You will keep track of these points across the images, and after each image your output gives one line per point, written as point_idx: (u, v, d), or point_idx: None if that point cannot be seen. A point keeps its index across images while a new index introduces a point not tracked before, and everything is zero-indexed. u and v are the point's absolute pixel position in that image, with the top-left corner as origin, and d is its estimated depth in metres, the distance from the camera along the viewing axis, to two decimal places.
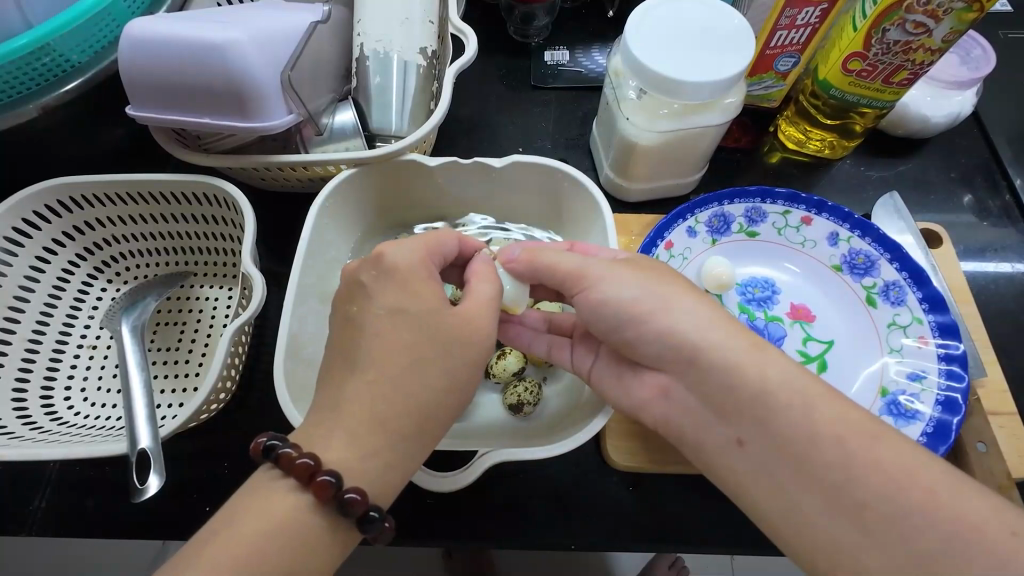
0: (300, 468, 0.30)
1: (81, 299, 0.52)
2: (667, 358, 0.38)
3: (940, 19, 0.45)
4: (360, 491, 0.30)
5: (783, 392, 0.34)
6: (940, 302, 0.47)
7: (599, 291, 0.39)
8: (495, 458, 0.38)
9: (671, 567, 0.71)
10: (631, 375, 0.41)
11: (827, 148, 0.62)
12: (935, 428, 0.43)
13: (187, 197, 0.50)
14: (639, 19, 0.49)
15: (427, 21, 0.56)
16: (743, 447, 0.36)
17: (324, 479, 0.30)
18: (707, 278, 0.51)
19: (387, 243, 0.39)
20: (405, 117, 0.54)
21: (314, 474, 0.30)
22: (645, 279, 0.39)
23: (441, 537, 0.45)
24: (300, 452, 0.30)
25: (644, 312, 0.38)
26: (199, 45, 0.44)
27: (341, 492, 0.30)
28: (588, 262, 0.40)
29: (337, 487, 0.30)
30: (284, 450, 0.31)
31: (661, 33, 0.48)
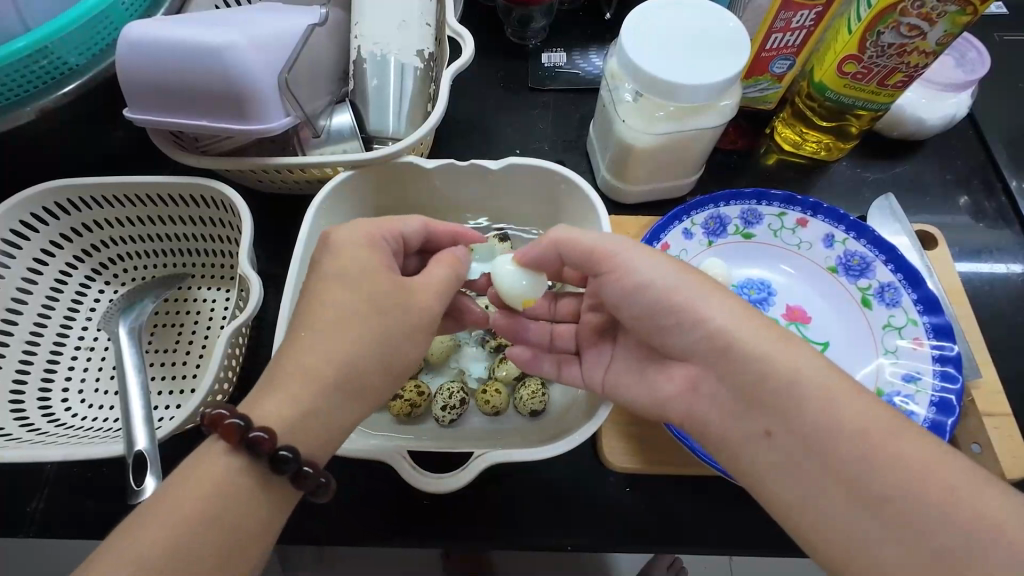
0: (229, 428, 0.30)
1: (79, 301, 0.52)
2: (698, 348, 0.38)
3: (934, 22, 0.45)
4: (292, 448, 0.31)
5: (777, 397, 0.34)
6: (935, 303, 0.48)
7: (629, 273, 0.40)
8: (491, 460, 0.38)
9: (671, 568, 0.72)
10: (655, 366, 0.42)
11: (823, 150, 0.62)
12: (931, 428, 0.44)
13: (184, 199, 0.50)
14: (641, 15, 0.49)
15: (425, 24, 0.56)
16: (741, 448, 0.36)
17: (254, 436, 0.30)
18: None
19: (334, 226, 0.40)
20: (403, 119, 0.54)
21: (222, 419, 0.31)
22: (683, 271, 0.39)
23: (440, 538, 0.45)
24: (227, 412, 0.31)
25: (679, 296, 0.38)
26: (197, 49, 0.44)
27: (274, 450, 0.31)
28: (606, 240, 0.41)
29: (270, 444, 0.31)
30: (210, 410, 0.31)
31: (659, 32, 0.48)
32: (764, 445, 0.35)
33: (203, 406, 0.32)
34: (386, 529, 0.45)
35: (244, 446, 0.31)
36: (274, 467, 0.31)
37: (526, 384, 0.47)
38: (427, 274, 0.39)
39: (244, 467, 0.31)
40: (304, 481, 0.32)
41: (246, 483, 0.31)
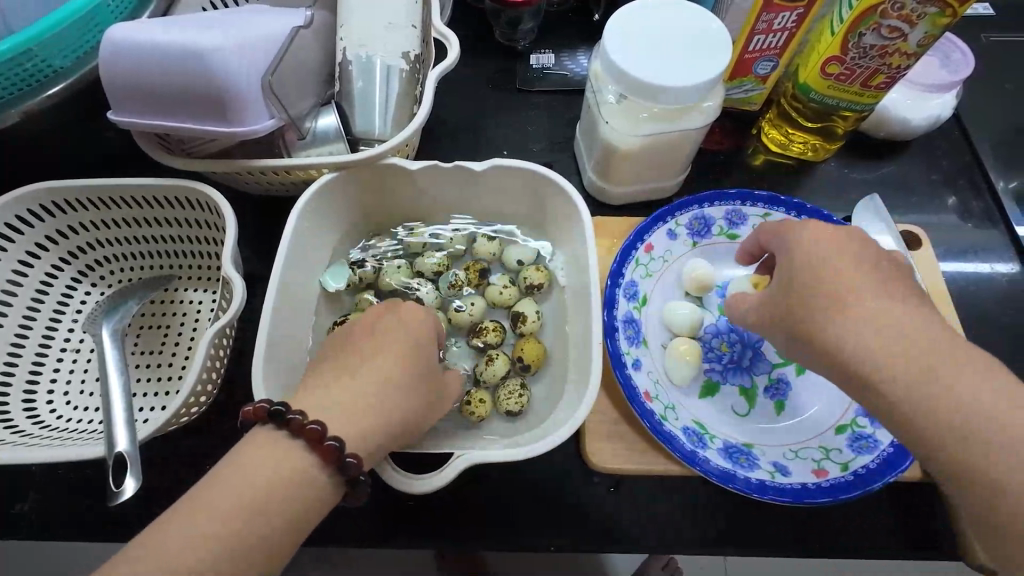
0: (309, 431, 0.32)
1: (65, 303, 0.52)
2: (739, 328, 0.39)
3: (914, 23, 0.46)
4: (358, 456, 0.33)
5: None
6: None
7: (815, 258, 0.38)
8: (471, 460, 0.38)
9: (664, 568, 0.72)
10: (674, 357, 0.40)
11: (810, 150, 0.62)
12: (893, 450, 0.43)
13: (170, 200, 0.50)
14: (636, 15, 0.49)
15: (411, 26, 0.56)
16: None
17: (329, 443, 0.32)
18: (672, 320, 0.50)
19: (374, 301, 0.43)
20: (388, 120, 0.54)
21: (297, 420, 0.32)
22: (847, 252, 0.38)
23: (424, 538, 0.45)
24: (308, 417, 0.33)
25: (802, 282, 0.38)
26: (179, 52, 0.44)
27: (343, 456, 0.32)
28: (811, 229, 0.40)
29: (340, 452, 0.32)
30: (290, 411, 0.33)
31: (654, 32, 0.49)
32: None
33: (274, 409, 0.33)
34: (373, 529, 0.45)
35: (314, 448, 0.32)
36: (337, 470, 0.33)
37: (506, 385, 0.48)
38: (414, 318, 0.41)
39: (309, 460, 0.32)
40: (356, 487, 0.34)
41: (309, 472, 0.32)
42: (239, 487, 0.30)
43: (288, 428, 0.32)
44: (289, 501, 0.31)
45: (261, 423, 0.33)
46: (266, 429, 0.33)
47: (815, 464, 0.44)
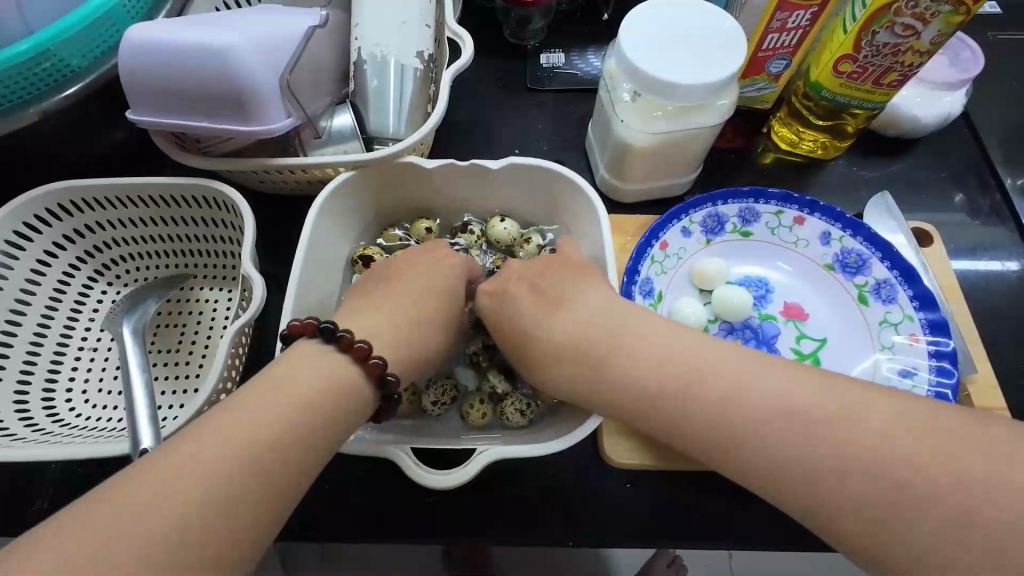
0: (357, 349, 0.38)
1: (82, 302, 0.52)
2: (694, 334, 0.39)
3: (928, 22, 0.46)
4: (397, 376, 0.39)
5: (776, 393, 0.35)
6: (931, 299, 0.48)
7: None
8: (495, 454, 0.39)
9: (672, 565, 0.73)
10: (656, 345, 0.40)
11: (820, 148, 0.63)
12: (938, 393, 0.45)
13: (187, 199, 0.50)
14: (644, 19, 0.49)
15: (425, 25, 0.56)
16: None
17: (373, 361, 0.38)
18: (689, 312, 0.50)
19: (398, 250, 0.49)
20: (403, 119, 0.54)
21: (348, 339, 0.38)
22: None
23: (441, 534, 0.45)
24: (357, 337, 0.38)
25: None
26: (198, 51, 0.44)
27: (385, 373, 0.38)
28: None
29: (382, 369, 0.38)
30: (341, 331, 0.38)
31: (664, 35, 0.49)
32: None
33: (324, 326, 0.38)
34: (391, 527, 0.45)
35: (362, 365, 0.38)
36: (379, 386, 0.38)
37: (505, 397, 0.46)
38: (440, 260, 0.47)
39: (353, 373, 0.37)
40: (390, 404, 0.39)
41: (353, 382, 0.37)
42: (288, 392, 0.34)
43: (337, 343, 0.38)
44: (334, 406, 0.36)
45: (308, 338, 0.39)
46: (311, 344, 0.38)
47: None
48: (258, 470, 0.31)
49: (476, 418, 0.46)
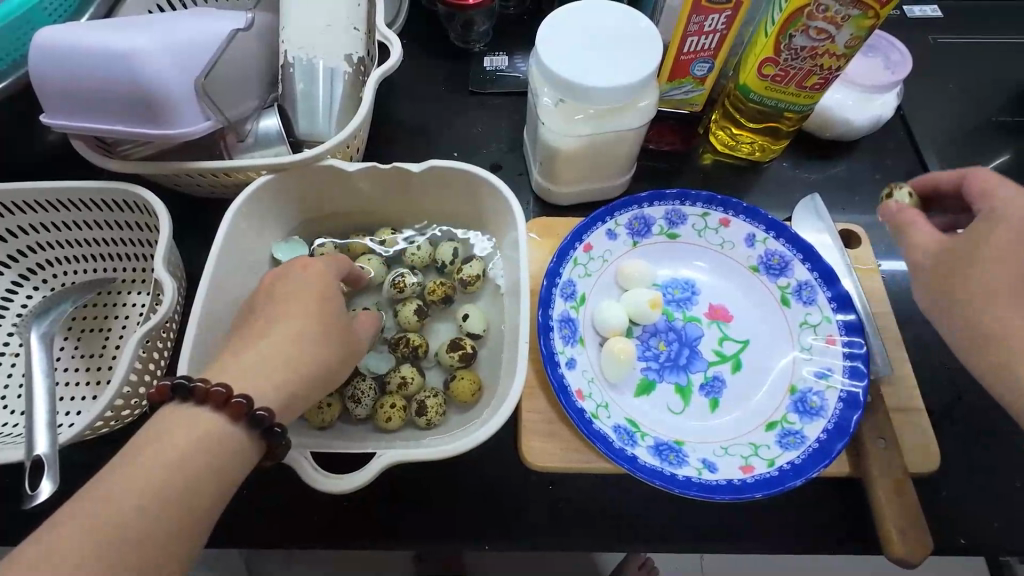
0: (214, 396, 0.33)
1: (6, 307, 0.52)
2: None
3: (840, 25, 0.46)
4: (269, 409, 0.34)
5: None
6: (848, 301, 0.48)
7: None
8: (393, 457, 0.38)
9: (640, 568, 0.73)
10: None
11: (757, 150, 0.63)
12: (819, 449, 0.43)
13: (108, 204, 0.50)
14: (637, 18, 0.49)
15: (352, 29, 0.56)
16: None
17: (236, 401, 0.33)
18: (604, 324, 0.49)
19: (290, 265, 0.43)
20: (332, 122, 0.54)
21: (202, 386, 0.33)
22: None
23: (359, 539, 0.45)
24: (212, 383, 0.33)
25: None
26: (106, 54, 0.44)
27: (252, 410, 0.33)
28: None
29: (248, 407, 0.33)
30: (188, 380, 0.33)
31: (654, 37, 0.48)
32: None
33: (175, 384, 0.33)
34: (308, 531, 0.45)
35: (224, 411, 0.33)
36: (251, 424, 0.33)
37: (425, 399, 0.46)
38: (319, 270, 0.43)
39: (221, 422, 0.33)
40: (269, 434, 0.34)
41: (220, 433, 0.33)
42: (163, 447, 0.31)
43: (192, 397, 0.33)
44: (202, 464, 0.31)
45: (166, 403, 0.34)
46: (174, 405, 0.33)
47: (743, 460, 0.44)
48: (189, 507, 0.30)
49: (393, 420, 0.46)
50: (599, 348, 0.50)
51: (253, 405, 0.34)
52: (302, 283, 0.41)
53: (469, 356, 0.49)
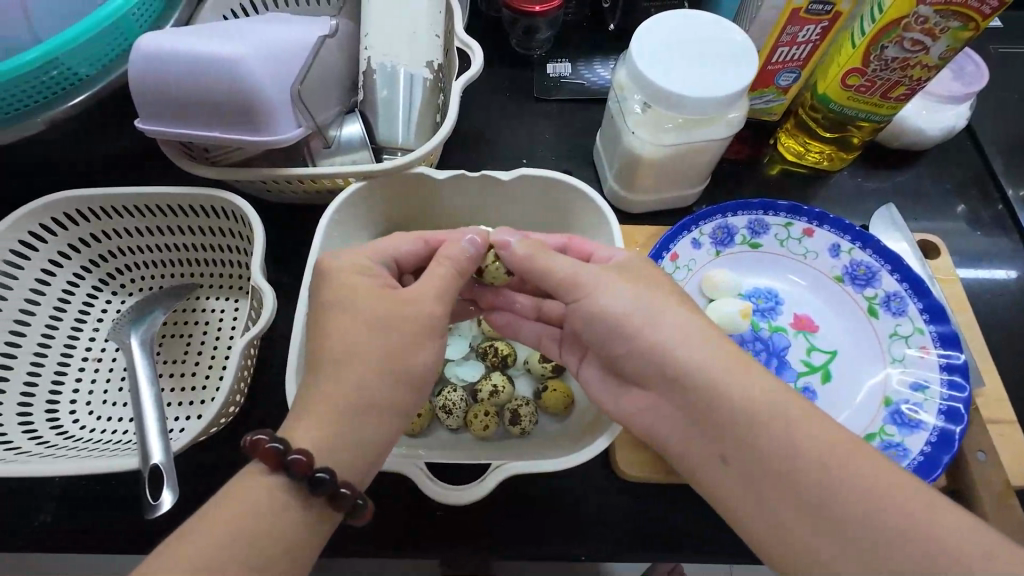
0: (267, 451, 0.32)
1: (86, 312, 0.52)
2: (652, 377, 0.39)
3: (936, 37, 0.46)
4: (329, 470, 0.32)
5: (767, 417, 0.35)
6: (941, 312, 0.48)
7: (591, 296, 0.40)
8: (511, 469, 0.38)
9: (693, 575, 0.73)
10: (622, 390, 0.41)
11: (825, 160, 0.63)
12: (923, 461, 0.43)
13: (195, 210, 0.50)
14: (732, 30, 0.49)
15: (434, 36, 0.56)
16: (710, 468, 0.37)
17: (293, 458, 0.32)
18: None
19: (334, 252, 0.41)
20: (412, 129, 0.54)
21: (263, 442, 0.32)
22: (643, 294, 0.40)
23: (450, 550, 0.45)
24: (267, 436, 0.32)
25: (633, 323, 0.39)
26: (210, 62, 0.44)
27: (296, 461, 0.32)
28: (580, 267, 0.41)
29: (303, 464, 0.32)
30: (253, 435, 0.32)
31: (750, 50, 0.48)
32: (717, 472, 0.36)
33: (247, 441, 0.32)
34: (401, 539, 0.45)
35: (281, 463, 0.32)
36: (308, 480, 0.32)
37: (516, 408, 0.46)
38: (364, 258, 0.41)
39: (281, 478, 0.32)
40: (338, 501, 0.33)
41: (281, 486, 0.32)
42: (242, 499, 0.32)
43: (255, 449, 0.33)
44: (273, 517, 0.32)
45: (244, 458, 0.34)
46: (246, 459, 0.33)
47: None
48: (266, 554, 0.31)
49: (483, 428, 0.46)
50: None
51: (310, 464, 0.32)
52: (372, 281, 0.40)
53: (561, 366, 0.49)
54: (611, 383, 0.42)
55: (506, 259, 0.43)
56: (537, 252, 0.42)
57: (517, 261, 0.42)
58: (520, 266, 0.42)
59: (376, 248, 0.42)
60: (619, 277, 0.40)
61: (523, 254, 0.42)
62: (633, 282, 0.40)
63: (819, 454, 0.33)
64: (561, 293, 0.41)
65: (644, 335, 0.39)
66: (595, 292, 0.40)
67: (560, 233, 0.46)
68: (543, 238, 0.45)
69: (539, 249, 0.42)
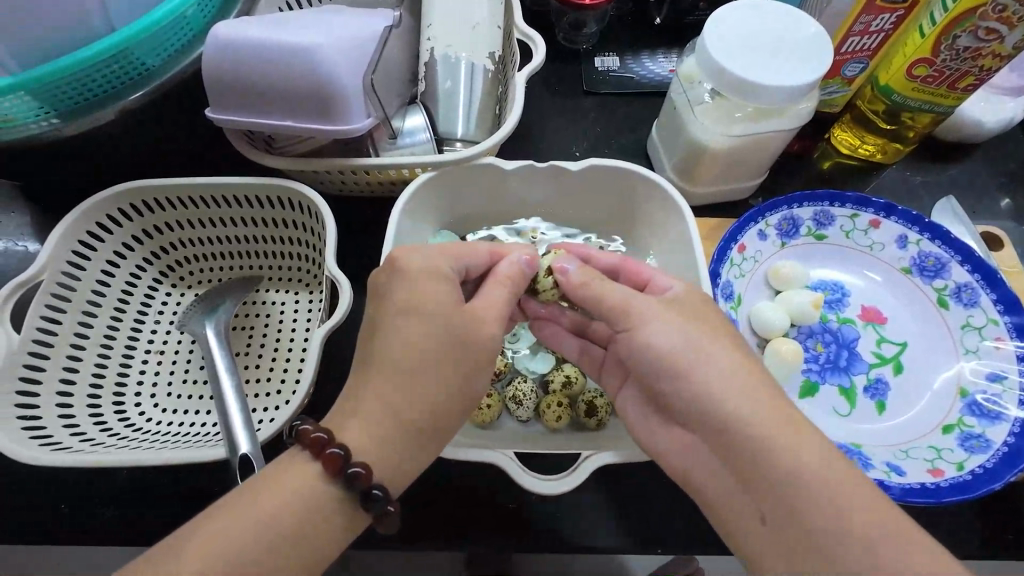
0: (313, 440, 0.32)
1: (148, 304, 0.51)
2: (693, 417, 0.37)
3: (1013, 26, 0.46)
4: (365, 466, 0.32)
5: (812, 479, 0.32)
6: (1016, 303, 0.47)
7: (640, 329, 0.39)
8: (603, 459, 0.38)
9: None
10: (660, 425, 0.40)
11: (879, 152, 0.63)
12: (1011, 449, 0.42)
13: (260, 201, 0.49)
14: (804, 20, 0.49)
15: (495, 27, 0.56)
16: (743, 514, 0.35)
17: (333, 452, 0.32)
18: (767, 325, 0.49)
19: (405, 248, 0.40)
20: (473, 121, 0.54)
21: (307, 429, 0.33)
22: (693, 331, 0.38)
23: (521, 543, 0.45)
24: (313, 426, 0.33)
25: (682, 363, 0.37)
26: (289, 50, 0.44)
27: (348, 466, 0.32)
28: (633, 297, 0.40)
29: (345, 461, 0.32)
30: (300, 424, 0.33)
31: (823, 40, 0.48)
32: (754, 524, 0.34)
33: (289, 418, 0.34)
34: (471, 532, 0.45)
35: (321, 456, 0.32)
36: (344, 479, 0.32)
37: (591, 399, 0.46)
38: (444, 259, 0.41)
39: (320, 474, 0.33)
40: (373, 503, 0.33)
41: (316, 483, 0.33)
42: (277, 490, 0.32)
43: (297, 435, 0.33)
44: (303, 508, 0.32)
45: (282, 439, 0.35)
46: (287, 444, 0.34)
47: (929, 464, 0.43)
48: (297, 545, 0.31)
49: (559, 419, 0.45)
50: (760, 350, 0.49)
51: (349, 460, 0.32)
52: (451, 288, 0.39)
53: None
54: (650, 418, 0.41)
55: (563, 284, 0.43)
56: (593, 279, 0.42)
57: (574, 287, 0.43)
58: (573, 291, 0.43)
59: (455, 248, 0.42)
60: (669, 309, 0.39)
61: (578, 281, 0.42)
62: (686, 316, 0.39)
63: (864, 531, 0.31)
64: (611, 319, 0.40)
65: (692, 375, 0.37)
66: (643, 322, 0.39)
67: (616, 253, 0.47)
68: (599, 258, 0.47)
69: (594, 276, 0.42)
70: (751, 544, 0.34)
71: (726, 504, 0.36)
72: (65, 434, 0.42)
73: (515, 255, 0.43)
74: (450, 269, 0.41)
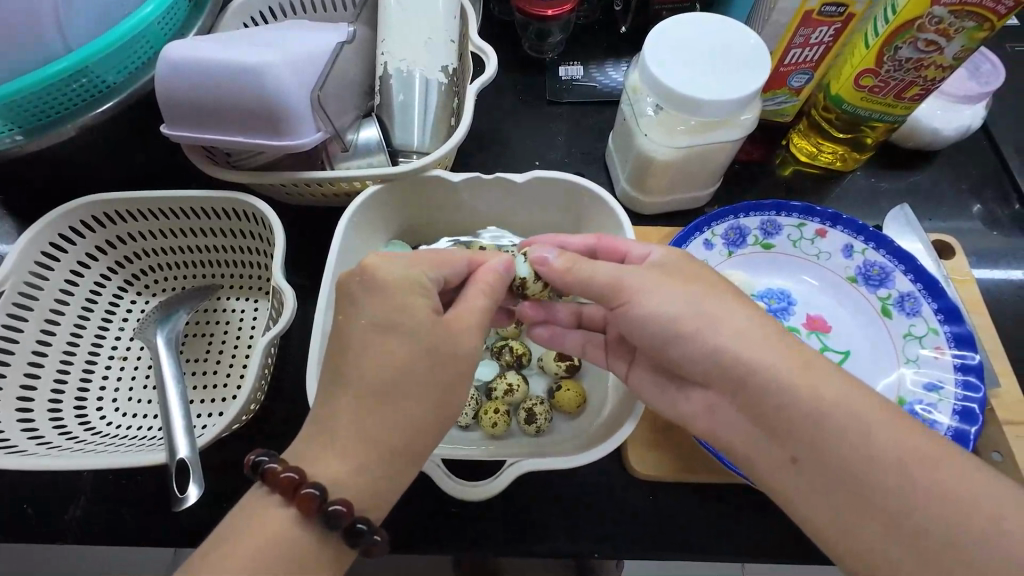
0: (284, 482, 0.31)
1: (112, 312, 0.53)
2: (710, 377, 0.39)
3: (951, 37, 0.46)
4: (345, 503, 0.31)
5: (823, 411, 0.34)
6: (956, 312, 0.48)
7: (642, 301, 0.39)
8: (524, 467, 0.39)
9: None
10: (677, 388, 0.42)
11: (838, 160, 0.63)
12: (953, 438, 0.44)
13: (217, 212, 0.51)
14: (748, 34, 0.50)
15: (449, 41, 0.57)
16: (769, 465, 0.37)
17: (306, 492, 0.31)
18: None
19: (375, 256, 0.39)
20: (428, 133, 0.55)
21: (274, 469, 0.32)
22: (688, 290, 0.39)
23: (465, 545, 0.46)
24: (283, 466, 0.32)
25: (687, 326, 0.38)
26: (236, 68, 0.45)
27: (326, 504, 0.31)
28: (624, 271, 0.40)
29: (321, 500, 0.31)
30: (269, 464, 0.32)
31: (765, 54, 0.49)
32: (776, 471, 0.36)
33: (258, 460, 0.33)
34: (417, 536, 0.46)
35: (295, 498, 0.31)
36: (325, 521, 0.31)
37: (530, 405, 0.47)
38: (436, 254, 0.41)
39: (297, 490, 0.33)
40: (354, 537, 0.31)
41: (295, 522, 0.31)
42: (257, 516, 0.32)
43: (268, 479, 0.32)
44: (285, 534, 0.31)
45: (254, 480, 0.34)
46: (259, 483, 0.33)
47: None
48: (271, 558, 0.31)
49: (499, 425, 0.47)
50: None
51: (326, 499, 0.31)
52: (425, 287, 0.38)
53: (575, 367, 0.51)
54: (667, 385, 0.43)
55: (546, 274, 0.43)
56: (575, 262, 0.42)
57: (559, 276, 0.42)
58: (559, 278, 0.42)
59: (437, 257, 0.41)
60: (661, 276, 0.40)
61: (561, 268, 0.42)
62: (679, 280, 0.40)
63: (884, 451, 0.33)
64: (608, 299, 0.41)
65: (703, 335, 0.38)
66: (641, 293, 0.40)
67: (587, 234, 0.46)
68: (573, 243, 0.46)
69: (577, 260, 0.42)
70: (773, 481, 0.37)
71: (755, 457, 0.38)
72: (24, 438, 0.44)
73: (492, 261, 0.42)
74: (427, 278, 0.39)
